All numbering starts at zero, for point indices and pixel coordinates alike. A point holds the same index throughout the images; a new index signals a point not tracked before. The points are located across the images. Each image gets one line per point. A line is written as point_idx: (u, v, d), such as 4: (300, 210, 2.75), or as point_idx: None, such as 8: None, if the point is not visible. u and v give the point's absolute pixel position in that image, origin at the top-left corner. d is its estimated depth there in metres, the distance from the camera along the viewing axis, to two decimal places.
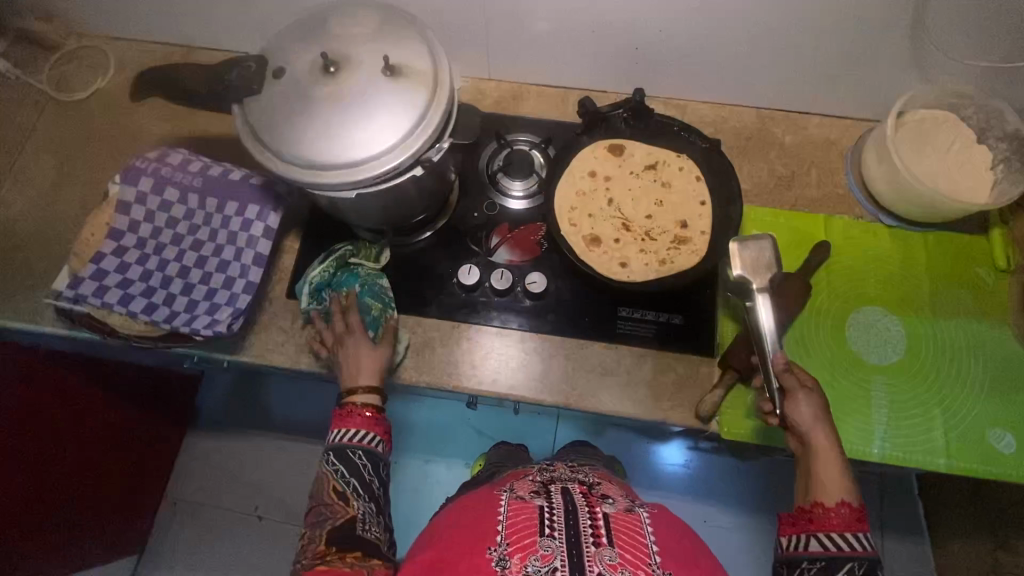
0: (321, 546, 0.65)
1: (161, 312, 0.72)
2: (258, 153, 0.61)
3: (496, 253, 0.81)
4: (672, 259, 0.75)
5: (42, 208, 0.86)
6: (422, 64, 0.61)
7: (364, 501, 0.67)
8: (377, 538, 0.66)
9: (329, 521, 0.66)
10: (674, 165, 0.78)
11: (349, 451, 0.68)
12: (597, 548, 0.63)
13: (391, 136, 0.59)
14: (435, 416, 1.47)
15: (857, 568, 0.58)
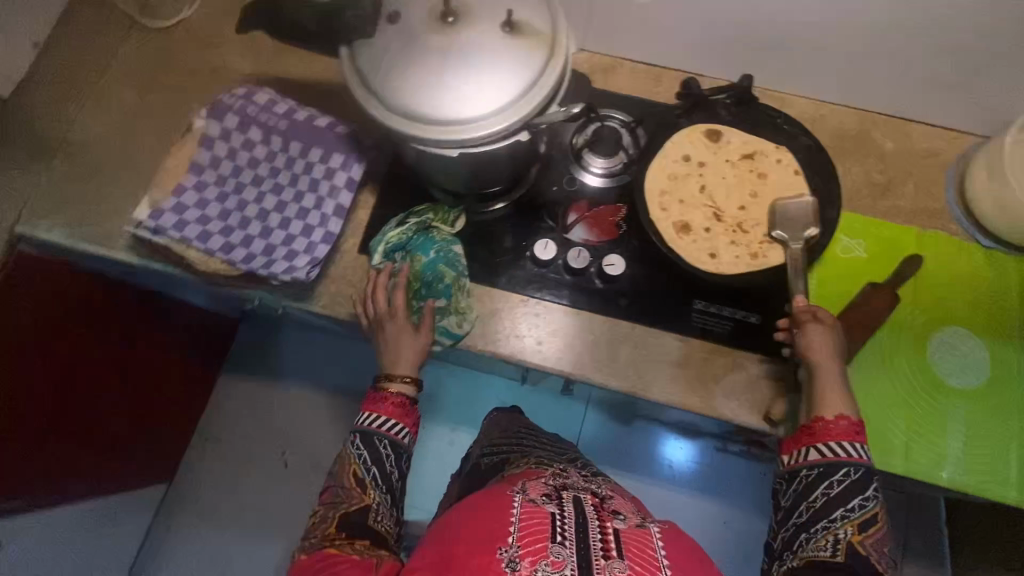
0: (331, 529, 0.64)
1: (238, 252, 0.71)
2: (365, 100, 0.59)
3: (573, 230, 0.79)
4: (765, 254, 0.74)
5: (120, 134, 0.85)
6: (542, 25, 0.59)
7: (381, 491, 0.68)
8: (386, 530, 0.67)
9: (342, 505, 0.66)
10: (772, 156, 0.76)
11: (374, 437, 0.69)
12: (607, 560, 0.59)
13: (504, 97, 0.57)
14: (461, 389, 1.49)
15: (852, 472, 0.59)
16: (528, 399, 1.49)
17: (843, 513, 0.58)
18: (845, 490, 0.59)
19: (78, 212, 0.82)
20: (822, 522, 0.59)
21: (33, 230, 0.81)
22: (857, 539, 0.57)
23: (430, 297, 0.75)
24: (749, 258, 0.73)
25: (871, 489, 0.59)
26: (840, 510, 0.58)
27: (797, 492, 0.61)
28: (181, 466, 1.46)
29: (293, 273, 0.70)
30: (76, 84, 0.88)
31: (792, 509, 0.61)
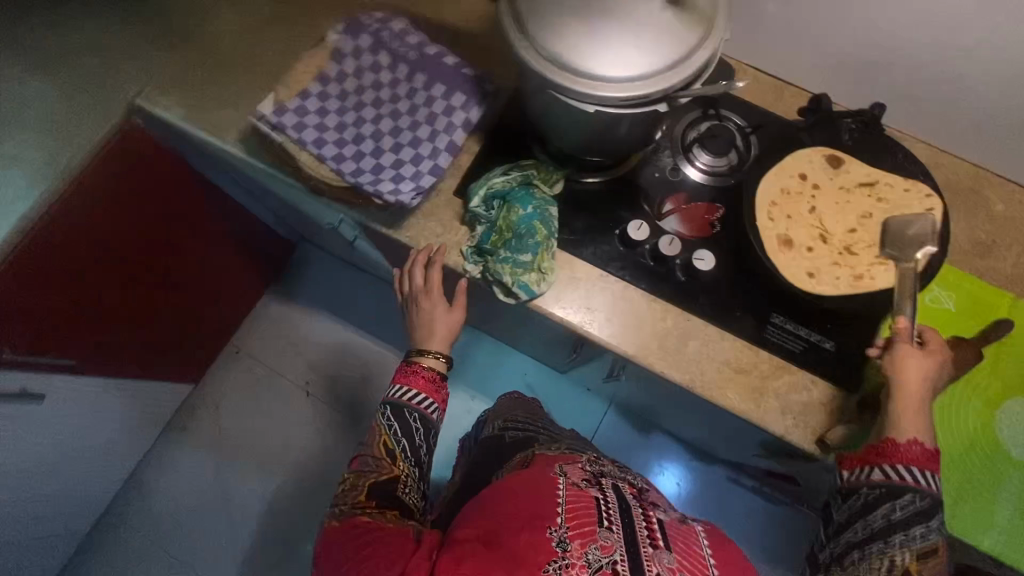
0: (362, 497, 0.71)
1: (348, 165, 0.73)
2: (517, 41, 0.60)
3: (665, 219, 0.80)
4: (868, 277, 0.73)
5: (247, 31, 0.87)
6: (706, 4, 0.60)
7: (409, 464, 0.76)
8: (412, 503, 0.74)
9: (374, 474, 0.74)
10: (893, 188, 0.77)
11: (405, 409, 0.78)
12: (654, 549, 0.60)
13: (654, 64, 0.58)
14: (487, 362, 1.55)
15: (917, 499, 0.59)
16: (547, 386, 1.54)
17: (902, 539, 0.59)
18: (908, 517, 0.59)
19: (198, 97, 0.85)
20: (882, 545, 0.59)
21: (153, 104, 0.84)
22: (913, 567, 0.58)
23: (519, 251, 0.73)
24: (851, 279, 0.73)
25: (935, 520, 0.59)
26: (900, 535, 0.59)
27: (852, 508, 0.62)
28: (209, 372, 1.49)
29: (396, 196, 0.71)
30: None
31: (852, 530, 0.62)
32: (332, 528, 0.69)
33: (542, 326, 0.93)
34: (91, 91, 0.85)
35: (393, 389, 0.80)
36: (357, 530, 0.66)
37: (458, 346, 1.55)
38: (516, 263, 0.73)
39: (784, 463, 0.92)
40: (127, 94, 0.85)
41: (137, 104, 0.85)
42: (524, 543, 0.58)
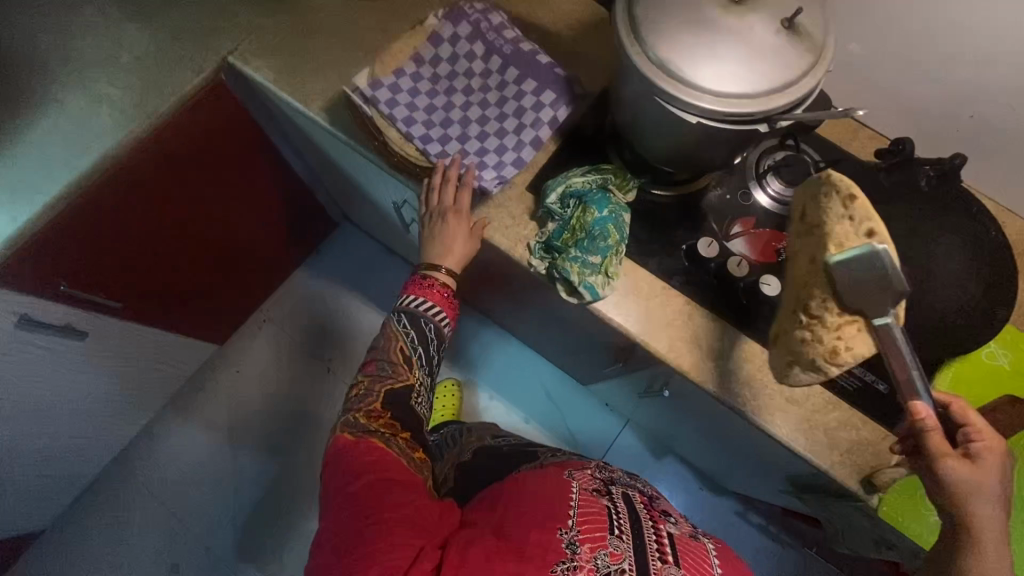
0: (377, 403, 0.79)
1: (434, 147, 0.75)
2: (628, 46, 0.61)
3: (732, 240, 0.81)
4: (844, 349, 0.58)
5: (343, 6, 0.89)
6: (819, 32, 0.60)
7: (422, 371, 0.83)
8: (422, 412, 0.83)
9: (389, 380, 0.81)
10: (840, 220, 0.57)
11: (421, 318, 0.84)
12: (661, 562, 0.61)
13: (763, 84, 0.59)
14: (503, 361, 1.56)
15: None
16: (561, 394, 1.54)
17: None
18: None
19: (288, 62, 0.86)
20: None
21: (244, 63, 0.86)
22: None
23: (589, 252, 0.73)
24: (823, 357, 0.59)
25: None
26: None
27: None
28: (234, 337, 1.50)
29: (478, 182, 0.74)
30: None
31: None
32: (345, 438, 0.75)
33: (589, 331, 0.93)
34: (186, 43, 0.87)
35: (409, 299, 0.84)
36: (372, 462, 0.71)
37: (481, 348, 1.56)
38: (585, 263, 0.73)
39: (810, 500, 0.92)
40: (219, 50, 0.86)
41: (228, 62, 0.87)
42: (536, 540, 0.61)
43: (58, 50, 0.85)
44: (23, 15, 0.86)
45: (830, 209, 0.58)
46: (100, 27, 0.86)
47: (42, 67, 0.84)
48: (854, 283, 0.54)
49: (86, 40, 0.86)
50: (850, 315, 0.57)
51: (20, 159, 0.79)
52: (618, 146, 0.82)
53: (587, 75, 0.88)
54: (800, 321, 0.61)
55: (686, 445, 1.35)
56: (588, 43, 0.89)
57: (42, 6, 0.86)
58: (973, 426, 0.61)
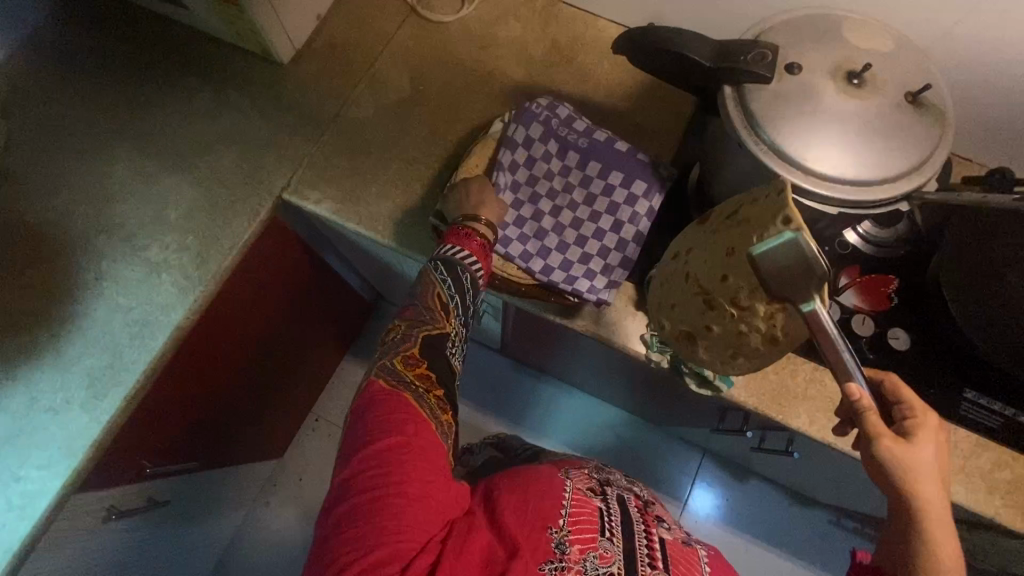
0: (414, 348, 0.69)
1: (536, 262, 0.74)
2: (754, 146, 0.58)
3: (842, 294, 0.79)
4: (784, 338, 0.50)
5: (391, 119, 0.85)
6: (941, 99, 0.58)
7: (460, 320, 0.73)
8: (455, 366, 0.73)
9: (427, 326, 0.70)
10: (765, 215, 0.46)
11: (459, 267, 0.70)
12: (651, 568, 0.62)
13: (902, 164, 0.57)
14: (533, 401, 1.53)
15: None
16: (600, 425, 1.51)
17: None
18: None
19: (347, 190, 0.81)
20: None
21: (302, 200, 0.81)
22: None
23: None
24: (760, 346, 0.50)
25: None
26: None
27: None
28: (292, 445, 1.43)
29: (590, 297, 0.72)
30: (350, 63, 0.87)
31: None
32: (377, 381, 0.66)
33: (701, 402, 0.90)
34: (234, 187, 0.81)
35: (451, 249, 0.71)
36: (400, 422, 0.62)
37: (544, 402, 1.52)
38: None
39: None
40: (272, 188, 0.81)
41: (283, 198, 0.81)
42: (527, 540, 0.60)
43: (99, 219, 0.78)
44: (53, 187, 0.79)
45: (761, 208, 0.47)
46: (140, 186, 0.80)
47: (87, 241, 0.78)
48: (781, 274, 0.45)
49: (126, 202, 0.79)
50: (775, 304, 0.47)
51: (88, 350, 0.74)
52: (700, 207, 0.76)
53: (660, 149, 0.85)
54: (730, 317, 0.51)
55: (763, 466, 1.31)
56: (652, 114, 0.87)
57: (71, 173, 0.80)
58: (909, 404, 0.57)
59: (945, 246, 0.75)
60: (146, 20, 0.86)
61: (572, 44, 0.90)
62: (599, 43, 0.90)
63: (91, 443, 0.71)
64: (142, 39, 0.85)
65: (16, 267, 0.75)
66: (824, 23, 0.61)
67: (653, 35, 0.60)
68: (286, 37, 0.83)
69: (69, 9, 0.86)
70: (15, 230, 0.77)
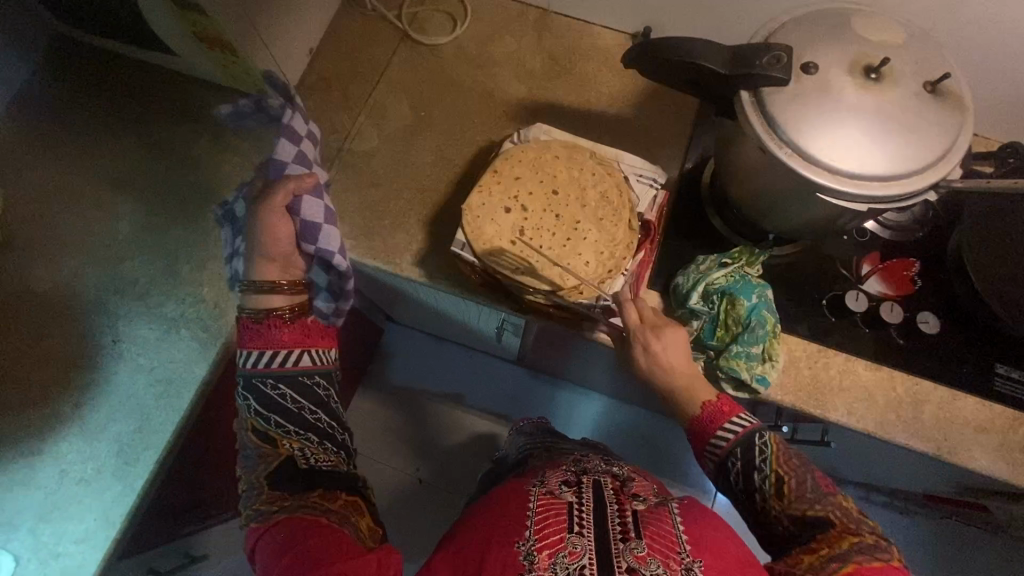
0: (265, 492, 0.58)
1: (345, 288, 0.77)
2: (778, 150, 0.57)
3: (866, 282, 0.79)
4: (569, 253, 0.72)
5: (395, 147, 0.83)
6: (958, 87, 0.59)
7: (296, 434, 0.62)
8: (327, 465, 0.60)
9: (262, 466, 0.60)
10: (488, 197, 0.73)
11: (257, 379, 0.63)
12: (625, 542, 0.51)
13: (926, 155, 0.56)
14: (550, 409, 1.36)
15: (738, 454, 0.61)
16: (619, 423, 1.36)
17: (760, 493, 0.59)
18: (746, 463, 0.60)
19: (357, 223, 0.79)
20: (759, 501, 0.59)
21: None
22: (789, 509, 0.57)
23: (751, 344, 0.71)
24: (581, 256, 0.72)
25: (759, 457, 0.60)
26: (756, 492, 0.59)
27: None
28: None
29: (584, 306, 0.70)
30: (347, 95, 0.86)
31: (755, 513, 0.60)
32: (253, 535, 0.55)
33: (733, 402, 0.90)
34: None
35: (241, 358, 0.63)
36: (285, 538, 0.52)
37: (562, 408, 1.36)
38: (751, 356, 0.71)
39: (977, 499, 0.91)
40: None
41: None
42: (489, 558, 0.51)
43: (111, 282, 0.77)
44: (59, 252, 0.77)
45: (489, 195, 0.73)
46: (148, 240, 0.79)
47: (101, 305, 0.76)
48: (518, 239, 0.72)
49: (137, 260, 0.78)
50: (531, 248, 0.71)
51: (112, 417, 0.73)
52: (718, 208, 0.79)
53: (668, 154, 0.85)
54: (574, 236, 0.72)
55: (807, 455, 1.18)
56: (657, 119, 0.86)
57: (77, 235, 0.78)
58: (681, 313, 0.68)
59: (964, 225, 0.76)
60: (135, 71, 0.84)
61: (569, 56, 0.89)
62: (597, 52, 0.90)
63: (129, 510, 0.69)
64: (132, 89, 0.84)
65: (32, 338, 0.73)
66: (834, 21, 0.60)
67: (665, 47, 0.59)
68: (282, 76, 0.82)
69: None
70: (27, 301, 0.75)
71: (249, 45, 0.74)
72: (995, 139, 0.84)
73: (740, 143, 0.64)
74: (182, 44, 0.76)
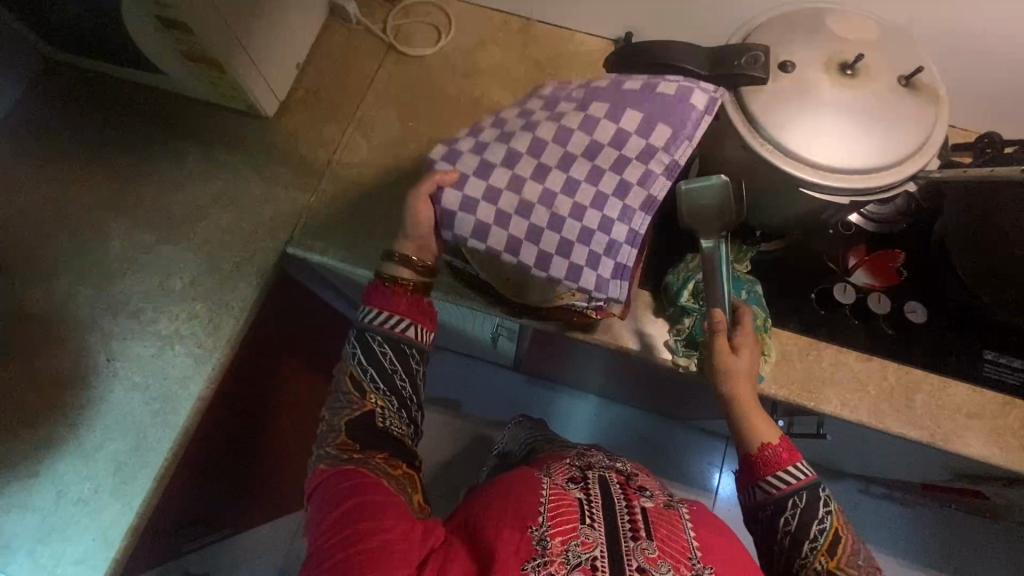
0: (341, 437, 0.62)
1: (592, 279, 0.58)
2: (761, 148, 0.58)
3: (853, 274, 0.80)
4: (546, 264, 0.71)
5: (384, 157, 0.84)
6: (931, 81, 0.60)
7: (383, 394, 0.65)
8: (398, 434, 0.64)
9: (347, 411, 0.64)
10: None
11: (369, 333, 0.65)
12: (634, 541, 0.51)
13: (905, 146, 0.57)
14: (549, 412, 1.37)
15: (801, 499, 0.62)
16: (617, 422, 1.36)
17: (811, 544, 0.61)
18: (806, 512, 0.61)
19: (348, 233, 0.80)
20: (805, 550, 0.61)
21: (307, 251, 0.79)
22: (832, 569, 0.60)
23: None
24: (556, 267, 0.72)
25: (822, 510, 0.62)
26: (806, 541, 0.61)
27: None
28: None
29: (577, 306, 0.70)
30: (336, 107, 0.87)
31: (790, 559, 0.62)
32: (318, 473, 0.60)
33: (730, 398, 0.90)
34: (236, 248, 0.80)
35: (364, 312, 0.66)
36: (349, 487, 0.57)
37: (560, 410, 1.37)
38: None
39: (973, 486, 0.92)
40: (275, 244, 0.80)
41: (288, 253, 0.80)
42: (503, 541, 0.51)
43: (104, 299, 0.77)
44: (51, 272, 0.77)
45: None
46: (140, 257, 0.79)
47: (94, 323, 0.76)
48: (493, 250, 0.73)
49: (129, 277, 0.78)
50: None
51: (110, 437, 0.72)
52: None
53: None
54: None
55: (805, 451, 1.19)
56: None
57: (67, 255, 0.78)
58: (743, 326, 0.67)
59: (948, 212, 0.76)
60: (124, 90, 0.85)
61: (553, 62, 0.91)
62: (580, 59, 0.91)
63: (130, 530, 0.69)
64: (120, 108, 0.84)
65: (28, 361, 0.73)
66: (809, 20, 0.62)
67: (645, 50, 0.60)
68: (270, 91, 0.82)
69: (43, 88, 0.84)
70: (20, 324, 0.75)
71: (237, 61, 0.75)
72: (972, 130, 0.85)
73: (724, 141, 0.65)
74: (170, 63, 0.77)
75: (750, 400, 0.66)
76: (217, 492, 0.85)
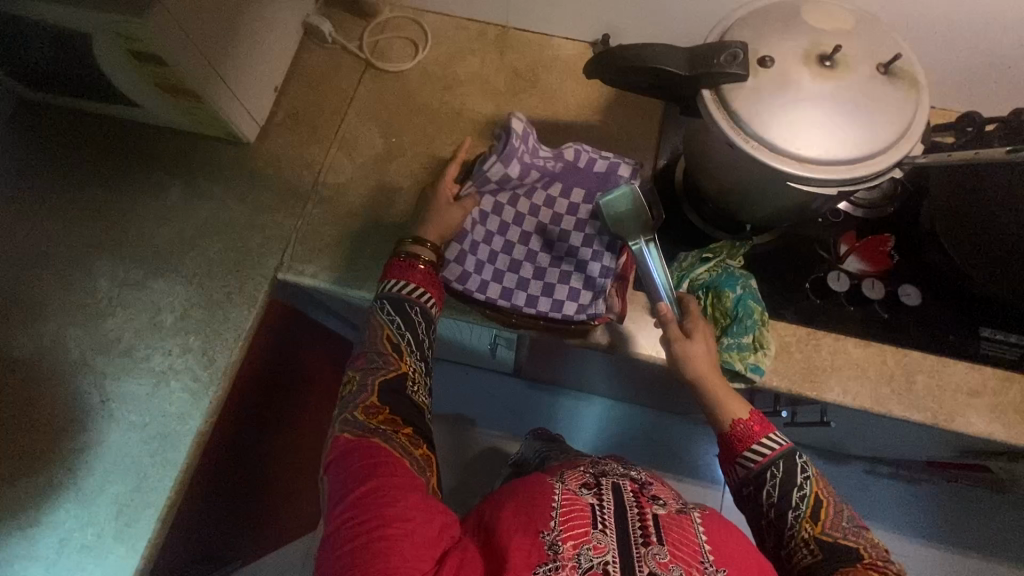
0: (372, 398, 0.62)
1: (569, 305, 0.73)
2: (745, 143, 0.58)
3: (846, 261, 0.80)
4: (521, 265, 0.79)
5: (369, 174, 0.83)
6: (909, 66, 0.61)
7: (416, 357, 0.66)
8: (423, 403, 0.66)
9: (381, 371, 0.64)
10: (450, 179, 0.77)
11: (406, 303, 0.67)
12: (646, 546, 0.51)
13: (890, 132, 0.58)
14: (552, 415, 1.36)
15: (778, 469, 0.62)
16: (621, 424, 1.36)
17: (794, 512, 0.60)
18: (786, 481, 0.61)
19: (339, 254, 0.79)
20: (790, 519, 0.60)
21: (298, 276, 0.78)
22: (818, 534, 0.59)
23: (741, 335, 0.72)
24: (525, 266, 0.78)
25: (801, 475, 0.62)
26: (790, 510, 0.60)
27: None
28: None
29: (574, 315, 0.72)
30: (317, 128, 0.86)
31: (778, 531, 0.61)
32: (341, 443, 0.59)
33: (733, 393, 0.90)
34: (226, 277, 0.79)
35: (391, 283, 0.68)
36: (371, 465, 0.56)
37: (564, 412, 1.37)
38: (743, 347, 0.72)
39: (978, 461, 0.92)
40: (265, 270, 0.79)
41: (278, 279, 0.79)
42: (514, 542, 0.50)
43: (94, 339, 0.76)
44: (39, 317, 0.76)
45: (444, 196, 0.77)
46: (127, 294, 0.78)
47: (85, 364, 0.75)
48: None
49: (118, 315, 0.77)
50: None
51: (110, 479, 0.71)
52: (694, 205, 0.80)
53: (638, 154, 0.86)
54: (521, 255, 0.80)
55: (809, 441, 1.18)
56: (625, 121, 0.87)
57: (54, 297, 0.77)
58: (690, 311, 0.68)
59: (936, 193, 0.76)
60: (101, 125, 0.84)
61: (532, 68, 0.90)
62: (559, 63, 0.91)
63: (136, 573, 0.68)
64: (98, 144, 0.83)
65: (20, 408, 0.72)
66: (785, 13, 0.62)
67: (623, 53, 0.60)
68: (249, 115, 0.82)
69: (16, 129, 0.83)
70: (9, 371, 0.74)
71: (213, 91, 0.74)
72: (951, 110, 0.86)
73: (708, 140, 0.65)
74: (146, 96, 0.76)
75: (713, 382, 0.65)
76: (222, 526, 0.83)
